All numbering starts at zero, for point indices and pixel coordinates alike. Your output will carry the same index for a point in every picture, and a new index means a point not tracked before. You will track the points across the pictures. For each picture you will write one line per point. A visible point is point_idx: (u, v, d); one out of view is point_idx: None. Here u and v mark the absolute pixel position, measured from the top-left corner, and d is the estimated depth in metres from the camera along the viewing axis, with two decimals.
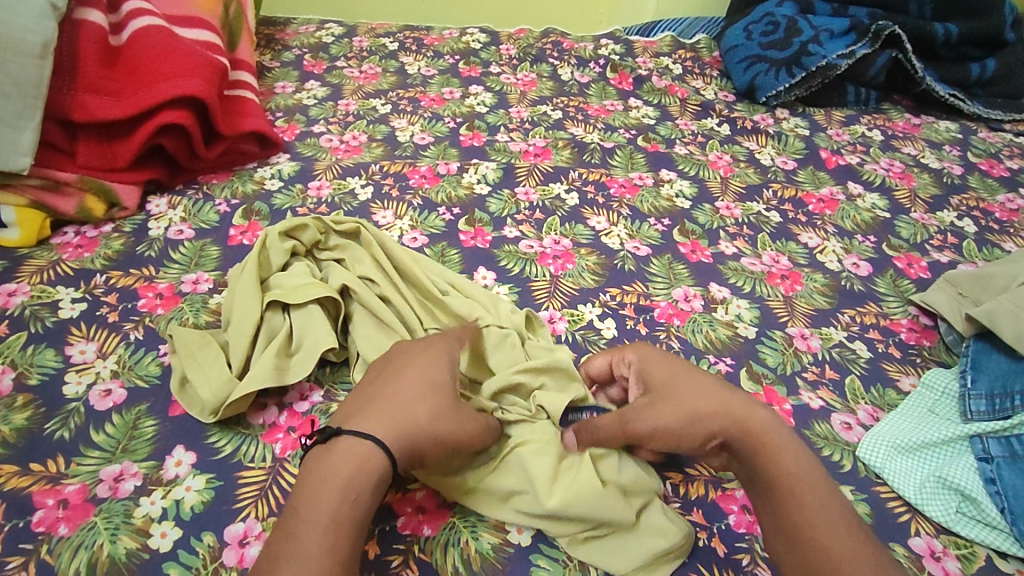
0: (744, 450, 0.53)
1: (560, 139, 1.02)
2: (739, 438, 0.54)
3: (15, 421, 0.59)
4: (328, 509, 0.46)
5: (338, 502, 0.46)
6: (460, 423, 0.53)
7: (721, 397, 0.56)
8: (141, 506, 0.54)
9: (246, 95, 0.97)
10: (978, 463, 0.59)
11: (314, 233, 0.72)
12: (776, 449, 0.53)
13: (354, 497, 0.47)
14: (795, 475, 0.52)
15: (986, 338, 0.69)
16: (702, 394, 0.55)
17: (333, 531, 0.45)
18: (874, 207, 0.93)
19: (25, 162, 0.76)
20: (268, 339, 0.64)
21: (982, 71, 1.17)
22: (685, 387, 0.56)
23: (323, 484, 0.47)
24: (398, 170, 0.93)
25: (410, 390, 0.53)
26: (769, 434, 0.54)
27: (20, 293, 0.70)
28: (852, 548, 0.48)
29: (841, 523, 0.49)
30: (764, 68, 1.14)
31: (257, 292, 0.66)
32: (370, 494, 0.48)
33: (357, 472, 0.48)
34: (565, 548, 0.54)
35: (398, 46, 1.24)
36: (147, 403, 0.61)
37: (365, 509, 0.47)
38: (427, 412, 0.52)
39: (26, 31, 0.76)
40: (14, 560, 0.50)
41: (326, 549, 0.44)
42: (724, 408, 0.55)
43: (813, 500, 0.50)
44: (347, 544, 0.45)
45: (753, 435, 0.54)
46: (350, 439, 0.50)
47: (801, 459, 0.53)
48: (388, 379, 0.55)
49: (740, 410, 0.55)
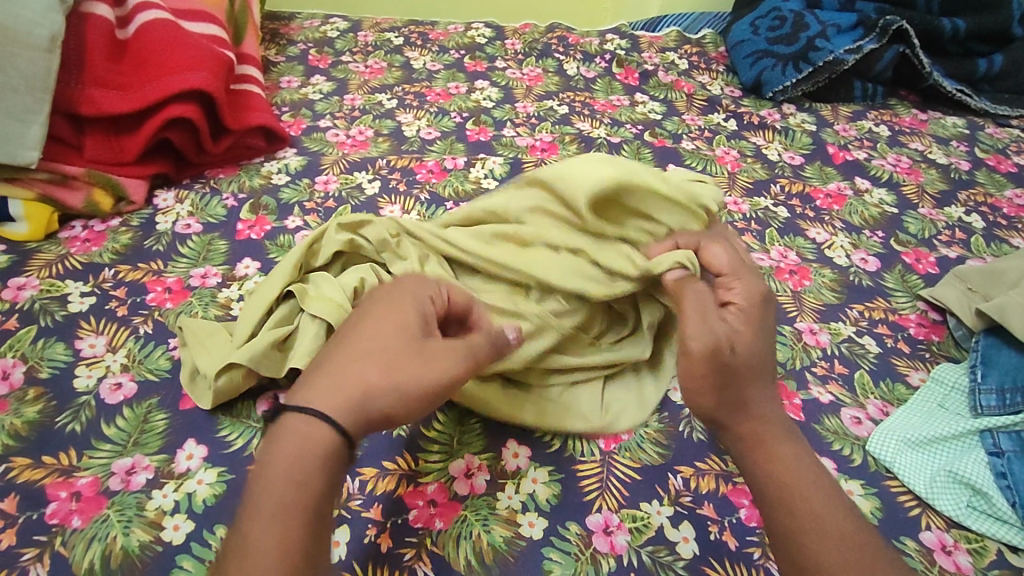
0: (746, 451, 0.52)
1: (567, 134, 1.02)
2: (742, 441, 0.52)
3: (27, 414, 0.59)
4: (275, 491, 0.42)
5: (286, 485, 0.42)
6: (416, 364, 0.49)
7: (764, 393, 0.53)
8: (153, 499, 0.54)
9: (252, 89, 0.96)
10: (989, 458, 0.59)
11: (382, 230, 0.66)
12: (779, 452, 0.51)
13: (295, 486, 0.43)
14: (791, 482, 0.50)
15: (996, 332, 0.69)
16: (748, 386, 0.53)
17: (283, 516, 0.42)
18: (882, 202, 0.93)
19: (33, 156, 0.76)
20: (276, 322, 0.62)
21: (989, 66, 1.16)
22: (743, 371, 0.53)
23: (269, 465, 0.44)
24: (405, 165, 0.93)
25: (358, 349, 0.49)
26: (779, 437, 0.52)
27: (29, 287, 0.70)
28: (842, 556, 0.46)
29: (834, 532, 0.47)
30: (770, 63, 1.14)
31: (289, 277, 0.64)
32: (324, 478, 0.44)
33: (303, 449, 0.44)
34: (577, 541, 0.54)
35: (403, 41, 1.23)
36: (158, 396, 0.61)
37: (317, 489, 0.43)
38: (377, 369, 0.48)
39: (34, 25, 0.76)
40: (29, 551, 0.50)
41: (275, 537, 0.41)
42: (752, 402, 0.53)
43: (812, 508, 0.48)
44: (297, 527, 0.42)
45: (763, 436, 0.52)
46: (290, 417, 0.46)
47: (805, 465, 0.51)
48: (342, 338, 0.51)
49: (761, 413, 0.53)
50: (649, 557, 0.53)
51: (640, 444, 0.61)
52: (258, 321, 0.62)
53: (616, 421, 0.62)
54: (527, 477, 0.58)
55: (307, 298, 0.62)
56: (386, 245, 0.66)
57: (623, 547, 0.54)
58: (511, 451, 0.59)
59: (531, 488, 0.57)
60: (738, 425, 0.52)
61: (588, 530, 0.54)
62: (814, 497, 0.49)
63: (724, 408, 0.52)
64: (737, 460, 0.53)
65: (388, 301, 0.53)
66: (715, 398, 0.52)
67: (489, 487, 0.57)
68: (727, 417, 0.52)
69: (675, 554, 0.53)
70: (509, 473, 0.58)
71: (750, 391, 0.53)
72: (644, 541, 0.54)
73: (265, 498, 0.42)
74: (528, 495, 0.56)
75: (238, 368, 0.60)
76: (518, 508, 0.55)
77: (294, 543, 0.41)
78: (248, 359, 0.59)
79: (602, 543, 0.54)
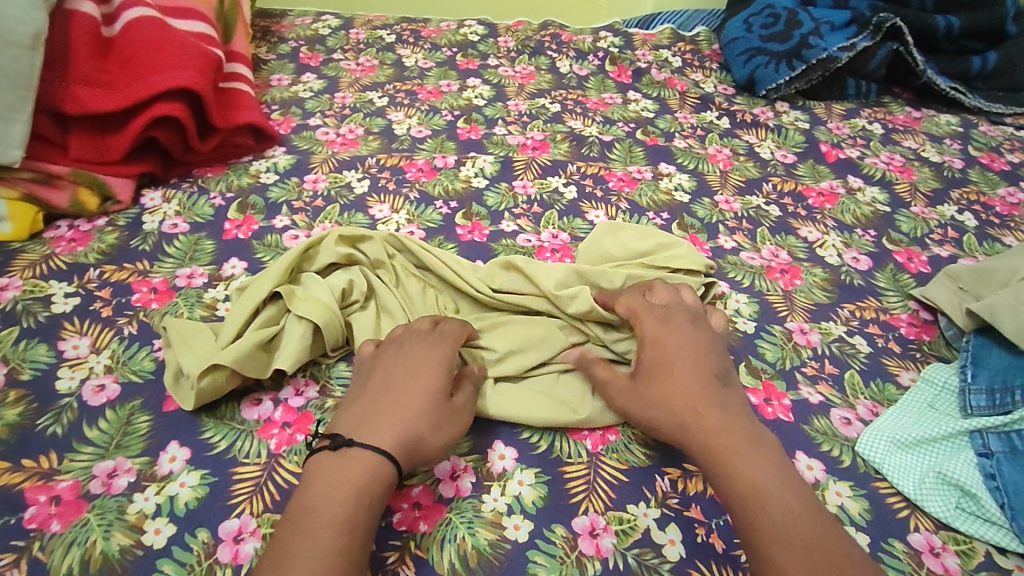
0: (703, 463, 0.53)
1: (558, 132, 1.01)
2: (699, 455, 0.54)
3: (7, 416, 0.58)
4: (343, 509, 0.47)
5: (354, 504, 0.48)
6: (454, 426, 0.55)
7: (701, 405, 0.56)
8: (134, 502, 0.53)
9: (241, 87, 0.96)
10: (978, 459, 0.59)
11: (380, 248, 0.71)
12: (737, 458, 0.52)
13: (356, 506, 0.48)
14: (746, 492, 0.50)
15: (987, 332, 0.68)
16: (677, 397, 0.56)
17: (348, 529, 0.46)
18: (875, 201, 0.92)
19: (17, 155, 0.75)
20: (262, 323, 0.63)
21: (983, 64, 1.16)
22: (666, 381, 0.57)
23: (333, 485, 0.49)
24: (395, 164, 0.92)
25: (412, 406, 0.54)
26: (734, 445, 0.53)
27: (12, 288, 0.69)
28: (800, 561, 0.46)
29: (794, 535, 0.47)
30: (764, 60, 1.13)
31: (279, 277, 0.65)
32: (382, 499, 0.49)
33: (367, 470, 0.50)
34: (562, 544, 0.53)
35: (395, 38, 1.22)
36: (141, 398, 0.61)
37: (376, 507, 0.49)
38: (428, 424, 0.54)
39: (16, 22, 0.76)
40: (6, 556, 0.50)
41: (341, 548, 0.45)
42: (696, 419, 0.55)
43: (776, 517, 0.49)
44: (359, 542, 0.46)
45: (717, 445, 0.53)
46: (358, 452, 0.51)
47: (762, 468, 0.51)
48: (390, 389, 0.55)
49: (709, 426, 0.54)
50: (635, 560, 0.53)
51: (627, 445, 0.60)
52: (245, 319, 0.62)
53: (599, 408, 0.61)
54: (513, 479, 0.57)
55: (296, 300, 0.64)
56: (383, 262, 0.70)
57: (609, 549, 0.53)
58: (497, 453, 0.59)
59: (517, 490, 0.56)
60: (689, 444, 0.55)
61: (574, 533, 0.54)
62: (771, 504, 0.49)
63: (668, 424, 0.56)
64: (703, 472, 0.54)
65: (425, 355, 0.58)
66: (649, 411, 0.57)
67: (475, 489, 0.56)
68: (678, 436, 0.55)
69: (661, 557, 0.53)
70: (494, 475, 0.57)
71: (686, 405, 0.56)
72: (629, 543, 0.54)
73: (333, 511, 0.47)
74: (513, 497, 0.56)
75: (222, 369, 0.59)
76: (503, 510, 0.55)
77: (357, 554, 0.46)
78: (232, 359, 0.58)
79: (588, 546, 0.53)
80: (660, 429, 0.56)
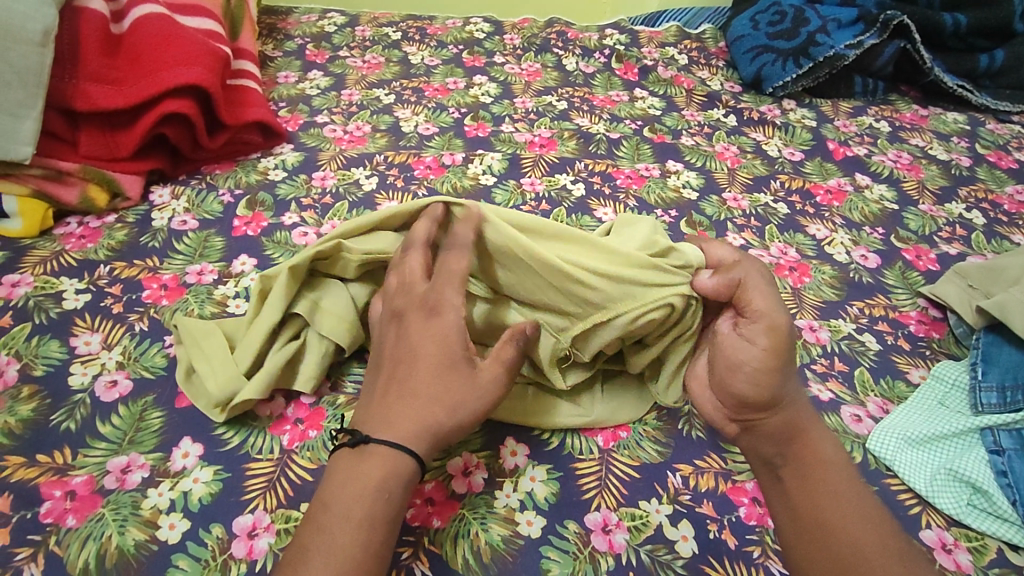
0: (792, 437, 0.54)
1: (565, 130, 1.01)
2: (789, 426, 0.54)
3: (21, 412, 0.58)
4: (361, 506, 0.47)
5: (373, 500, 0.47)
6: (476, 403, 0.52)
7: (799, 386, 0.56)
8: (148, 497, 0.53)
9: (248, 84, 0.96)
10: (989, 456, 0.59)
11: None
12: (819, 449, 0.54)
13: (377, 503, 0.48)
14: (829, 472, 0.53)
15: (997, 330, 0.68)
16: (793, 371, 0.56)
17: (367, 525, 0.46)
18: (882, 199, 0.92)
19: (27, 152, 0.75)
20: (281, 341, 0.61)
21: (990, 62, 1.16)
22: (793, 355, 0.55)
23: (353, 481, 0.48)
24: (403, 160, 0.92)
25: (425, 393, 0.52)
26: (817, 437, 0.55)
27: (24, 284, 0.69)
28: (878, 541, 0.49)
29: (867, 517, 0.50)
30: (771, 58, 1.13)
31: (289, 291, 0.61)
32: (402, 493, 0.49)
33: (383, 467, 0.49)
34: (575, 539, 0.53)
35: (401, 36, 1.22)
36: (154, 394, 0.61)
37: (394, 504, 0.48)
38: (445, 410, 0.51)
39: (27, 19, 0.76)
40: (23, 550, 0.50)
41: (361, 545, 0.45)
42: (797, 396, 0.56)
43: (853, 499, 0.51)
44: (380, 537, 0.47)
45: (801, 430, 0.54)
46: (376, 448, 0.50)
47: (834, 463, 0.53)
48: (403, 378, 0.53)
49: (802, 407, 0.56)
50: (649, 556, 0.53)
51: (639, 442, 0.61)
52: (264, 343, 0.60)
53: (608, 410, 0.62)
54: (526, 475, 0.57)
55: (318, 315, 0.61)
56: None
57: (622, 545, 0.53)
58: (509, 449, 0.59)
59: (529, 486, 0.57)
60: (773, 418, 0.54)
61: (587, 529, 0.54)
62: (848, 487, 0.52)
63: (784, 397, 0.54)
64: (780, 446, 0.54)
65: (425, 325, 0.54)
66: (783, 371, 0.54)
67: (487, 485, 0.56)
68: (785, 406, 0.54)
69: (674, 553, 0.53)
70: (507, 471, 0.57)
71: (797, 381, 0.56)
72: (642, 539, 0.54)
73: (351, 507, 0.47)
74: (526, 493, 0.56)
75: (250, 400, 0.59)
76: (516, 506, 0.55)
77: (375, 553, 0.46)
78: (261, 392, 0.58)
79: (601, 542, 0.53)
80: (775, 393, 0.54)
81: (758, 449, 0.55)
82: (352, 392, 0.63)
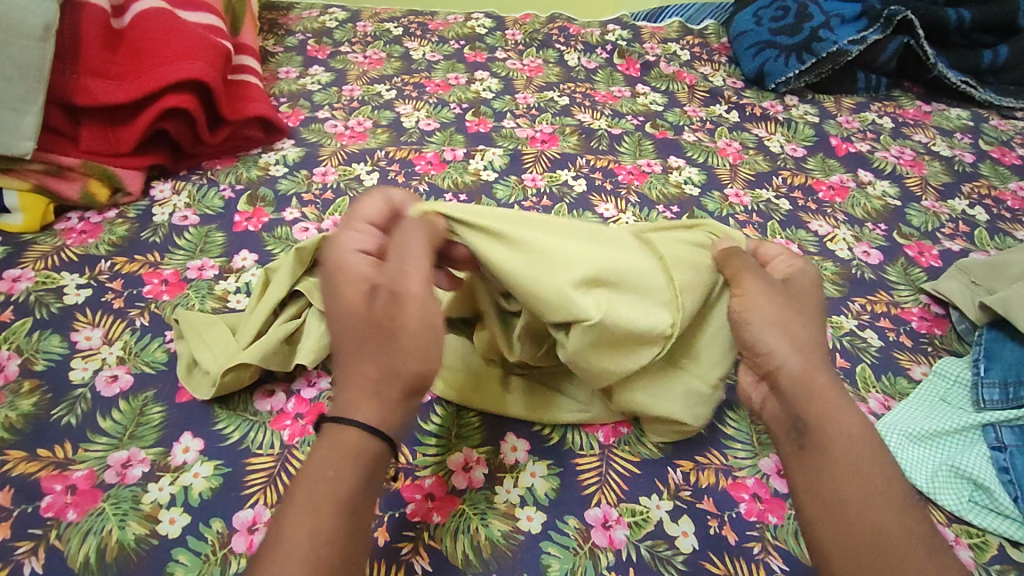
0: (811, 395, 0.51)
1: (567, 125, 1.01)
2: (803, 385, 0.51)
3: (22, 407, 0.58)
4: (308, 489, 0.43)
5: (319, 482, 0.43)
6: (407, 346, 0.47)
7: (812, 345, 0.54)
8: (149, 492, 0.54)
9: (249, 79, 0.95)
10: (991, 452, 0.59)
11: None
12: (843, 415, 0.50)
13: (326, 484, 0.43)
14: (852, 438, 0.49)
15: (999, 326, 0.68)
16: (798, 322, 0.55)
17: (314, 511, 0.42)
18: (885, 195, 0.92)
19: (28, 146, 0.75)
20: (282, 322, 0.63)
21: (994, 57, 1.15)
22: (792, 305, 0.56)
23: (305, 465, 0.44)
24: (404, 156, 0.92)
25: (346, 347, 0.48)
26: (839, 403, 0.51)
27: (25, 279, 0.69)
28: (902, 525, 0.45)
29: (893, 498, 0.47)
30: (773, 54, 1.13)
31: (294, 273, 0.64)
32: (357, 472, 0.44)
33: (329, 448, 0.44)
34: (575, 535, 0.53)
35: (402, 31, 1.22)
36: (154, 389, 0.61)
37: (350, 485, 0.43)
38: (372, 363, 0.47)
39: (27, 13, 0.76)
40: (24, 544, 0.50)
41: (309, 530, 0.41)
42: (808, 352, 0.53)
43: (877, 476, 0.47)
44: (332, 522, 0.42)
45: (819, 389, 0.51)
46: (324, 427, 0.46)
47: (861, 436, 0.49)
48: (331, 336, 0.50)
49: (819, 368, 0.53)
50: (648, 551, 0.53)
51: (639, 438, 0.60)
52: (266, 320, 0.62)
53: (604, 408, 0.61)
54: (526, 471, 0.57)
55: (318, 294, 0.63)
56: None
57: (622, 541, 0.53)
58: (509, 445, 0.59)
59: (529, 481, 0.56)
60: (790, 370, 0.52)
61: (587, 524, 0.54)
62: (876, 464, 0.48)
63: (786, 347, 0.53)
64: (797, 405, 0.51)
65: (330, 276, 0.50)
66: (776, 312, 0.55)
67: (487, 481, 0.56)
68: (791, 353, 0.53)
69: (674, 549, 0.53)
70: (507, 466, 0.57)
71: (802, 337, 0.54)
72: (643, 535, 0.54)
73: (299, 492, 0.43)
74: (526, 489, 0.56)
75: (247, 368, 0.59)
76: (516, 502, 0.55)
77: (346, 545, 0.42)
78: (258, 360, 0.59)
79: (601, 538, 0.53)
80: (779, 341, 0.53)
81: (783, 413, 0.52)
82: None
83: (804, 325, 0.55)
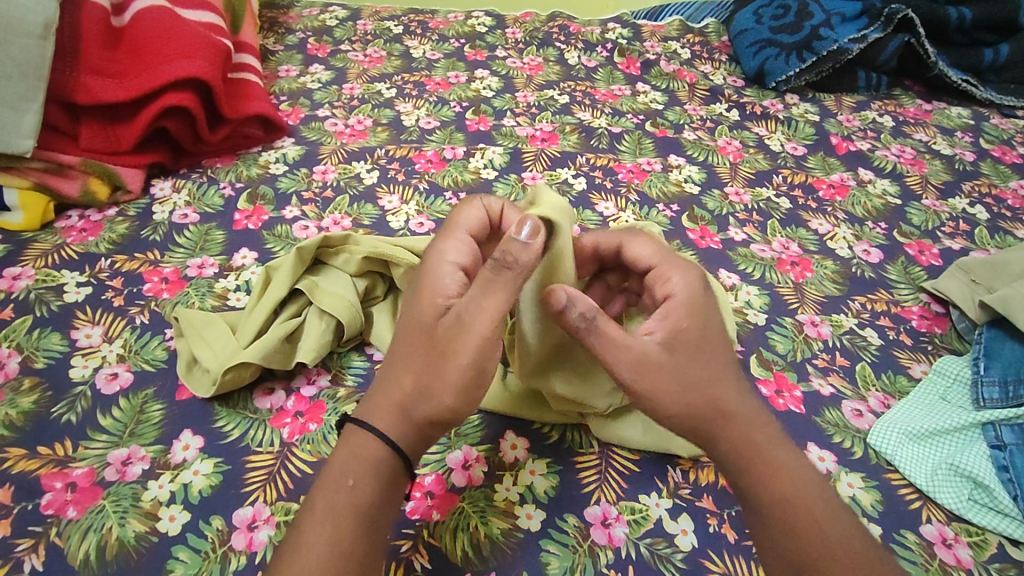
0: (740, 460, 0.49)
1: (567, 124, 1.01)
2: (733, 449, 0.49)
3: (22, 404, 0.58)
4: (326, 500, 0.44)
5: (337, 492, 0.45)
6: (444, 381, 0.46)
7: (732, 397, 0.50)
8: (149, 489, 0.54)
9: (250, 78, 0.95)
10: (991, 451, 0.59)
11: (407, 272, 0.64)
12: (780, 470, 0.48)
13: (343, 495, 0.45)
14: (790, 496, 0.47)
15: (999, 325, 0.68)
16: (710, 379, 0.49)
17: (331, 520, 0.44)
18: (885, 193, 0.92)
19: (28, 145, 0.75)
20: (282, 321, 0.63)
21: (995, 56, 1.15)
22: (693, 357, 0.49)
23: (324, 475, 0.46)
24: (403, 155, 0.92)
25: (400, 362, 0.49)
26: (771, 466, 0.48)
27: (25, 277, 0.70)
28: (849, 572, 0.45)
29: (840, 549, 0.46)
30: (773, 53, 1.13)
31: (294, 273, 0.64)
32: (374, 482, 0.45)
33: (350, 457, 0.46)
34: (574, 533, 0.53)
35: (402, 29, 1.22)
36: (154, 386, 0.61)
37: (367, 496, 0.45)
38: (411, 379, 0.48)
39: (28, 11, 0.76)
40: (24, 541, 0.50)
41: (325, 540, 0.43)
42: (730, 408, 0.49)
43: (821, 529, 0.46)
44: (350, 532, 0.43)
45: (750, 447, 0.49)
46: (352, 435, 0.48)
47: (798, 491, 0.48)
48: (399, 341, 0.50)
49: (746, 420, 0.50)
50: (647, 549, 0.53)
51: None
52: (266, 318, 0.62)
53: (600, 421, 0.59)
54: (526, 469, 0.57)
55: (318, 293, 0.63)
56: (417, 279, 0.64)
57: (622, 539, 0.53)
58: (509, 443, 0.59)
59: (529, 479, 0.57)
60: (720, 438, 0.49)
61: (586, 522, 0.54)
62: (817, 515, 0.47)
63: (705, 418, 0.49)
64: (731, 469, 0.49)
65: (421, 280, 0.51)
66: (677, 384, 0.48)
67: (487, 478, 0.56)
68: (712, 426, 0.49)
69: (674, 547, 0.53)
70: (506, 464, 0.57)
71: (719, 391, 0.49)
72: (642, 533, 0.54)
73: (318, 502, 0.45)
74: (526, 487, 0.56)
75: (247, 367, 0.60)
76: (516, 500, 0.55)
77: (361, 556, 0.43)
78: (258, 357, 0.59)
79: (600, 536, 0.53)
80: (693, 414, 0.49)
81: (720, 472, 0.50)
82: (353, 384, 0.63)
83: (718, 375, 0.50)
